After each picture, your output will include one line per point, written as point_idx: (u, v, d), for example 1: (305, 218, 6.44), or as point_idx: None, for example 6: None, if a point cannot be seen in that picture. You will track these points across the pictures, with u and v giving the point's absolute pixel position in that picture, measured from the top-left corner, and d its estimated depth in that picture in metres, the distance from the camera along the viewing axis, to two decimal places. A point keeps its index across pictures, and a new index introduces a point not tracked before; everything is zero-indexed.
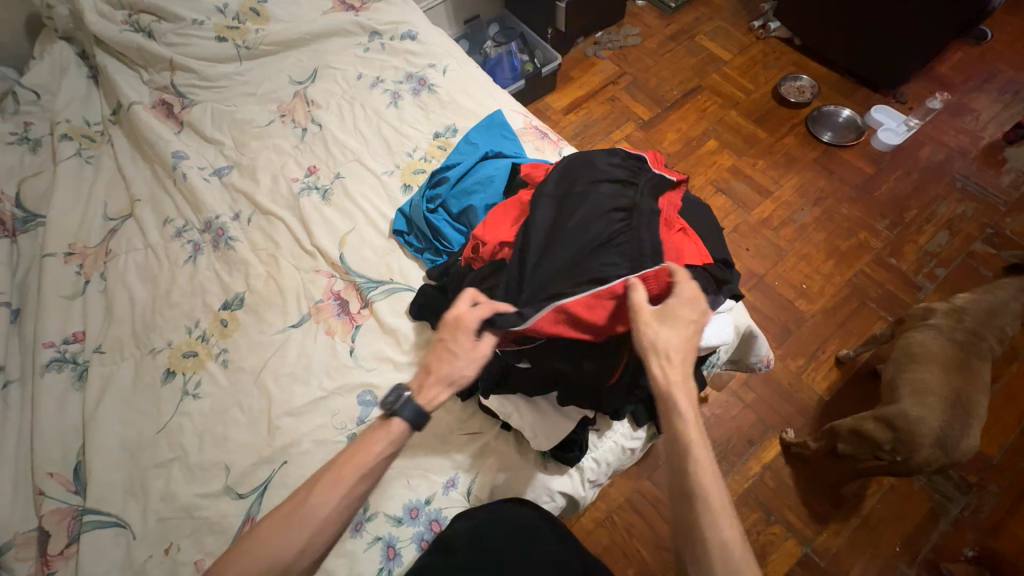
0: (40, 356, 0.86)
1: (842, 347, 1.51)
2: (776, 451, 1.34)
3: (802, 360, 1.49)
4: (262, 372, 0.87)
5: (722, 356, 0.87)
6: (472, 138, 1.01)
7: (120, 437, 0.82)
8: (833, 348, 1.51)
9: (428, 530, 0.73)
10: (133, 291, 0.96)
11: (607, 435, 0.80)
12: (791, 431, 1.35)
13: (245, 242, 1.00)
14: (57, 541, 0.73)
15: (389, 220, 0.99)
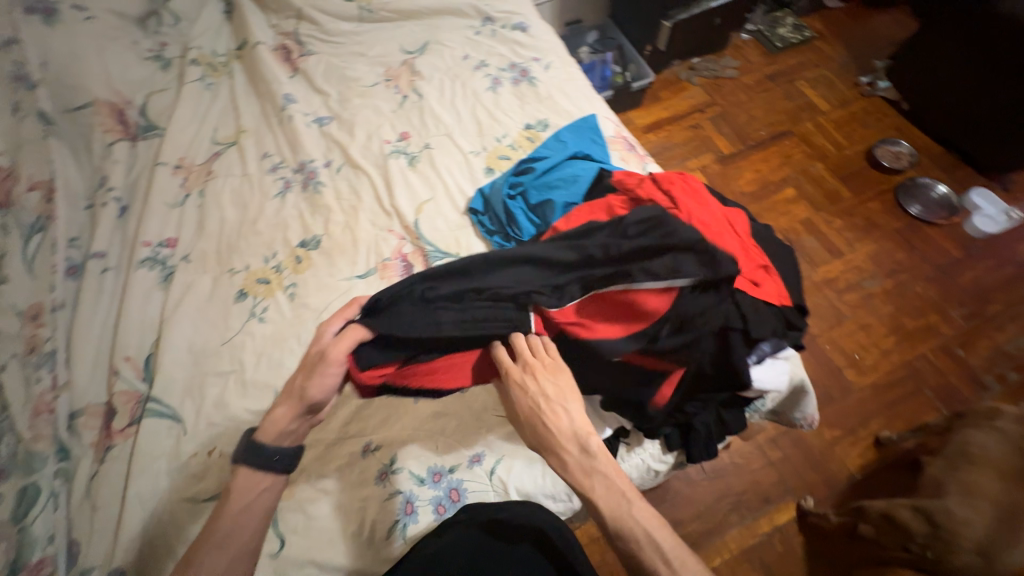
0: (139, 252, 0.96)
1: (885, 428, 1.44)
2: (791, 516, 1.29)
3: (838, 432, 1.43)
4: (323, 312, 0.91)
5: (768, 404, 0.85)
6: (563, 136, 1.02)
7: (189, 340, 0.88)
8: (875, 427, 1.44)
9: (447, 496, 0.76)
10: (225, 212, 1.04)
11: (636, 451, 0.78)
12: (811, 499, 1.30)
13: (331, 189, 1.06)
14: (121, 418, 0.81)
15: (467, 198, 1.02)
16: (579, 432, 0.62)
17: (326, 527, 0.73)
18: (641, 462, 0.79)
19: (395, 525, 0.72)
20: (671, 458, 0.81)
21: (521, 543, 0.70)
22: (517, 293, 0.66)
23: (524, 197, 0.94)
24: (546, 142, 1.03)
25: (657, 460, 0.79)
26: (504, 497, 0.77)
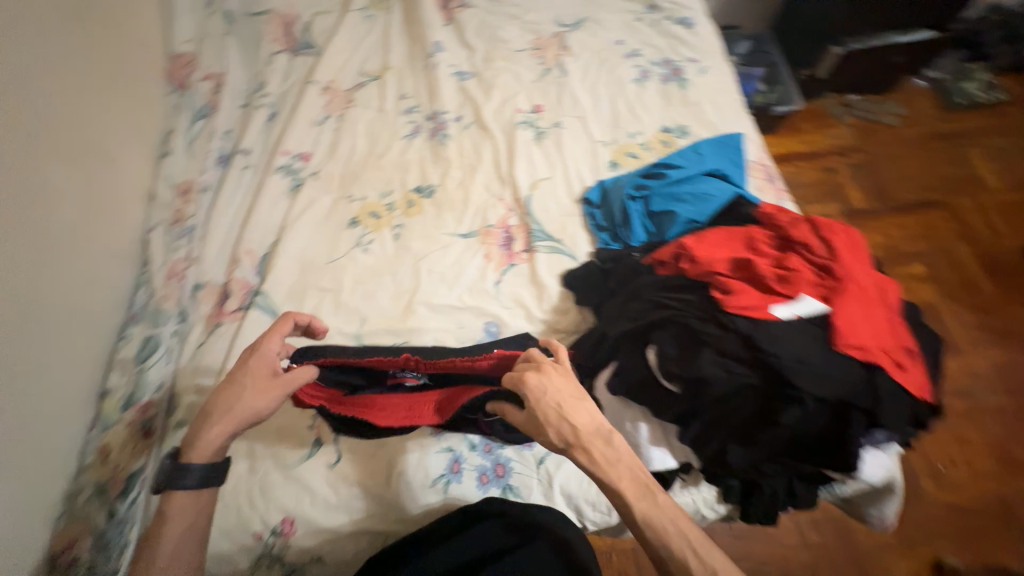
0: (278, 160, 1.04)
1: (952, 555, 1.28)
2: None
3: (895, 540, 1.29)
4: (421, 260, 0.94)
5: (846, 492, 0.77)
6: (703, 149, 0.96)
7: (301, 250, 0.95)
8: (940, 550, 1.28)
9: (491, 469, 0.77)
10: (356, 142, 1.09)
11: (690, 490, 0.74)
12: None
13: (456, 144, 1.07)
14: (233, 301, 0.90)
15: (584, 187, 0.99)
16: (601, 427, 0.59)
17: (376, 457, 0.77)
18: (693, 503, 0.75)
19: (437, 480, 0.75)
20: (723, 509, 0.77)
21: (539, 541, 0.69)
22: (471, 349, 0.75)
23: (646, 202, 0.90)
24: (683, 150, 0.97)
25: (710, 506, 0.76)
26: (546, 490, 0.76)
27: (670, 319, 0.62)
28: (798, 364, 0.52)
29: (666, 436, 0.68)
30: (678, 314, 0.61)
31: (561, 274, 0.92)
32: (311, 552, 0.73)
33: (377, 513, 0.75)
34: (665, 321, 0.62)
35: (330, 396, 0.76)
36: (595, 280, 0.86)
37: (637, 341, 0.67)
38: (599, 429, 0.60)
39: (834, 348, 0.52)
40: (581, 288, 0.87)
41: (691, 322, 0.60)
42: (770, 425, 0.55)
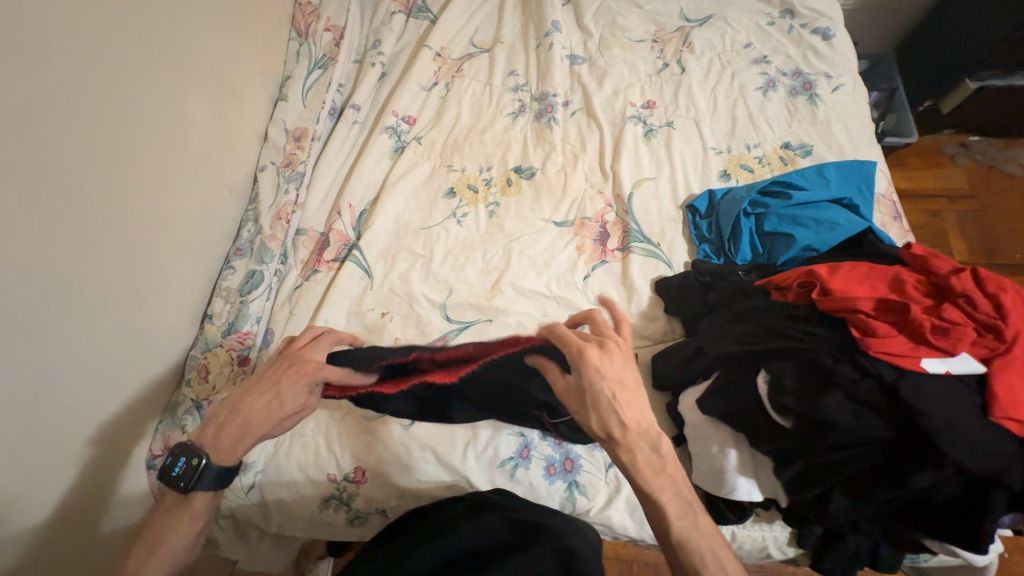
0: (386, 119, 1.04)
1: None
2: None
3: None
4: (513, 242, 0.93)
5: (929, 562, 0.72)
6: (828, 172, 0.89)
7: (397, 212, 0.97)
8: None
9: (560, 461, 0.77)
10: (460, 112, 1.08)
11: (761, 526, 0.71)
12: None
13: (561, 129, 1.04)
14: (331, 252, 0.92)
15: (690, 194, 0.95)
16: (650, 429, 0.56)
17: (449, 427, 0.78)
18: (763, 540, 0.72)
19: (506, 462, 0.76)
20: (792, 553, 0.74)
21: (534, 543, 0.64)
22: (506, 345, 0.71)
23: (760, 220, 0.85)
24: (804, 170, 0.91)
25: (779, 547, 0.72)
26: (611, 493, 0.76)
27: (793, 350, 0.59)
28: (947, 427, 0.50)
29: (755, 467, 0.65)
30: (809, 346, 0.58)
31: (654, 280, 0.89)
32: (376, 504, 0.76)
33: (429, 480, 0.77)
34: (786, 351, 0.60)
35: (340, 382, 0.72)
36: (692, 293, 0.83)
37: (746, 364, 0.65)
38: (645, 432, 0.56)
39: (989, 418, 0.50)
40: (675, 298, 0.84)
41: (821, 358, 0.57)
42: (897, 485, 0.52)
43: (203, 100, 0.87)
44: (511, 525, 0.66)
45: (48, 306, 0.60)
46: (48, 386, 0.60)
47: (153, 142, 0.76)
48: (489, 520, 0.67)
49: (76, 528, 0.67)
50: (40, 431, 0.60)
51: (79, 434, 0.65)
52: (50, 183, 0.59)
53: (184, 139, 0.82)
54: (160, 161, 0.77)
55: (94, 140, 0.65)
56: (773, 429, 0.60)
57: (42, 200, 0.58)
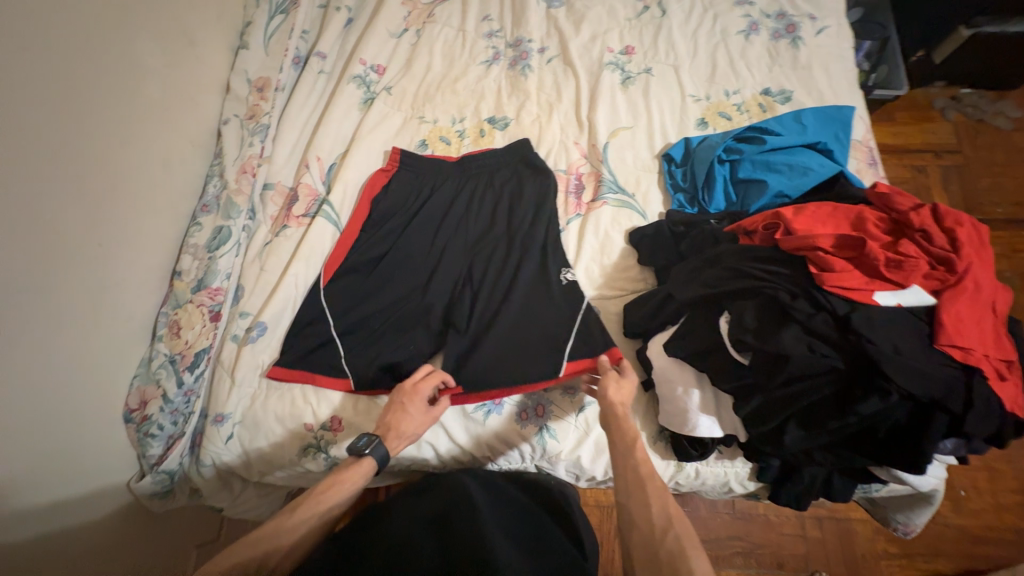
0: (353, 68, 0.99)
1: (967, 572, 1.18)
2: None
3: (892, 549, 1.20)
4: (486, 190, 0.91)
5: (879, 491, 0.77)
6: (806, 119, 0.87)
7: (367, 165, 0.94)
8: (957, 571, 1.18)
9: (531, 408, 0.78)
10: (432, 60, 1.04)
11: (724, 462, 0.75)
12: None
13: (536, 77, 1.00)
14: (300, 207, 0.90)
15: (667, 142, 0.93)
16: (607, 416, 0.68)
17: None
18: (723, 475, 0.76)
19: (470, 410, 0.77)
20: (751, 487, 0.78)
21: (498, 513, 0.67)
22: (485, 170, 0.92)
23: (734, 167, 0.84)
24: (782, 117, 0.89)
25: (739, 481, 0.77)
26: (583, 436, 0.76)
27: (756, 289, 0.60)
28: (894, 354, 0.51)
29: (716, 405, 0.68)
30: (772, 288, 0.59)
31: (627, 229, 0.89)
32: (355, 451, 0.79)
33: (412, 456, 0.80)
34: (749, 291, 0.61)
35: (389, 166, 0.92)
36: (665, 243, 0.83)
37: (712, 308, 0.66)
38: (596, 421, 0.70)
39: (932, 345, 0.52)
40: (647, 248, 0.84)
41: (780, 295, 0.58)
42: (845, 414, 0.55)
43: (156, 48, 0.83)
44: (489, 499, 0.69)
45: (21, 254, 0.59)
46: (35, 336, 0.61)
47: (101, 88, 0.71)
48: (454, 488, 0.68)
49: (72, 473, 0.67)
50: (24, 377, 0.60)
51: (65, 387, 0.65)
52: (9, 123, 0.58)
53: (134, 87, 0.78)
54: (110, 109, 0.73)
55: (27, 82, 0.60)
56: (738, 367, 0.61)
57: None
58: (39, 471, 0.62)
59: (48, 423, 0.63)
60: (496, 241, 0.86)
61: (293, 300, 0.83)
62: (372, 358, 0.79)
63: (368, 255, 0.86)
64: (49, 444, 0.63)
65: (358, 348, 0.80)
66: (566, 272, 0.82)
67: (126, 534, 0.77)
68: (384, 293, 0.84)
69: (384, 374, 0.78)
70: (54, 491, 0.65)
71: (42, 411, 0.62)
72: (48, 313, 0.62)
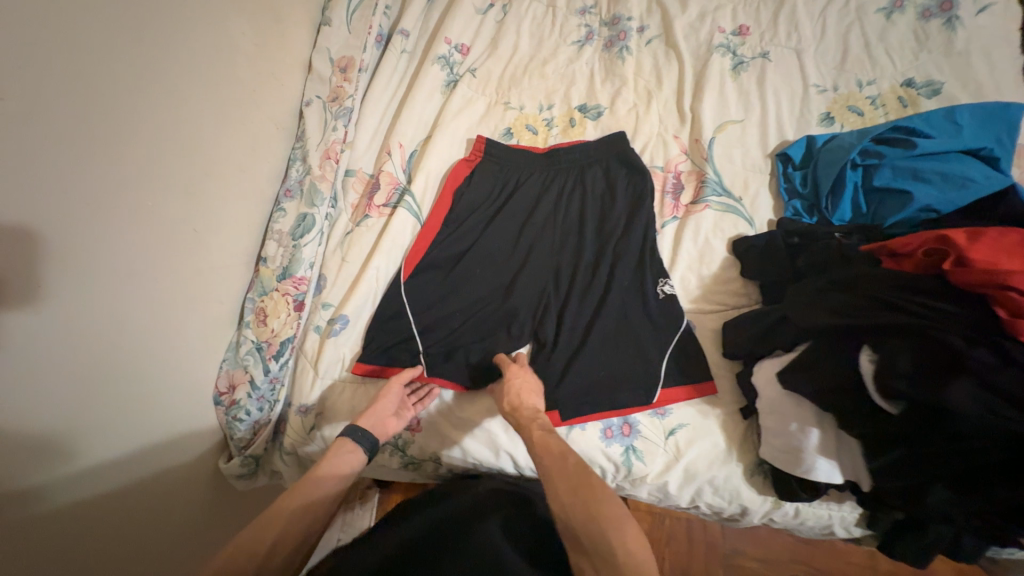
0: (438, 47, 0.93)
1: None
2: None
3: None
4: (575, 187, 0.85)
5: (1011, 552, 0.68)
6: (961, 117, 0.74)
7: (449, 154, 0.89)
8: None
9: (618, 426, 0.74)
10: (520, 40, 0.96)
11: (830, 505, 0.68)
12: None
13: (634, 61, 0.91)
14: (382, 196, 0.87)
15: (783, 140, 0.83)
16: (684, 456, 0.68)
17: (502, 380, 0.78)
18: (827, 517, 0.69)
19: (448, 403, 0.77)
20: (856, 532, 0.71)
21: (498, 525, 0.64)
22: (574, 164, 0.85)
23: (869, 173, 0.74)
24: (929, 114, 0.76)
25: (844, 526, 0.70)
26: (672, 463, 0.71)
27: (915, 329, 0.52)
28: None
29: (839, 449, 0.60)
30: (940, 328, 0.50)
31: (730, 237, 0.80)
32: (430, 453, 0.77)
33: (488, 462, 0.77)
34: (905, 329, 0.52)
35: (474, 155, 0.87)
36: (778, 257, 0.74)
37: (847, 341, 0.58)
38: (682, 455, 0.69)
39: None
40: (755, 261, 0.76)
41: (954, 339, 0.49)
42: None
43: (247, 26, 0.80)
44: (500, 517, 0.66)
45: (126, 240, 0.59)
46: (138, 322, 0.61)
47: (196, 69, 0.70)
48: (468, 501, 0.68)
49: (168, 451, 0.69)
50: (128, 362, 0.61)
51: (163, 371, 0.67)
52: (116, 107, 0.57)
53: (226, 68, 0.76)
54: (206, 92, 0.71)
55: (131, 64, 0.59)
56: (877, 416, 0.54)
57: (86, 130, 0.53)
58: (139, 451, 0.64)
59: (148, 406, 0.64)
60: (586, 246, 0.81)
61: (374, 293, 0.82)
62: (453, 359, 0.76)
63: (450, 251, 0.83)
64: (148, 425, 0.65)
65: (438, 348, 0.77)
66: (662, 285, 0.77)
67: (213, 506, 0.80)
68: (465, 293, 0.80)
69: (465, 377, 0.76)
70: (154, 470, 0.67)
71: (143, 395, 0.64)
72: (149, 299, 0.63)
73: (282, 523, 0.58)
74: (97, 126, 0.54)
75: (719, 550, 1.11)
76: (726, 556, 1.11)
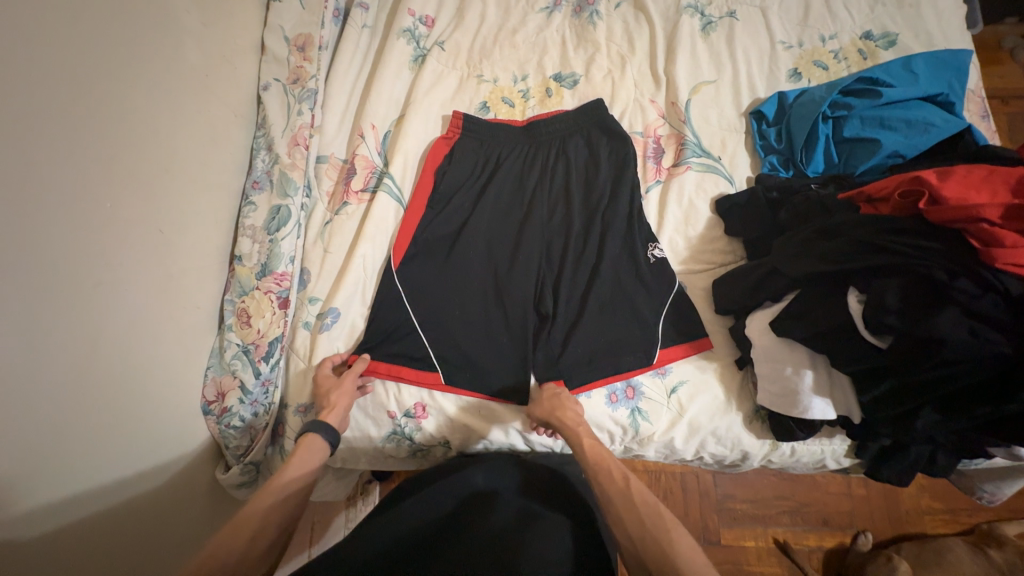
0: (402, 20, 0.89)
1: None
2: (834, 543, 1.14)
3: (936, 503, 1.16)
4: (558, 157, 0.84)
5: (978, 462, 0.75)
6: (917, 65, 0.78)
7: (425, 132, 0.86)
8: None
9: (622, 390, 0.75)
10: (486, 9, 0.93)
11: (821, 440, 0.73)
12: (868, 534, 1.12)
13: (605, 26, 0.90)
14: (359, 181, 0.83)
15: (755, 98, 0.85)
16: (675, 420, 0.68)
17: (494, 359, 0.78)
18: (819, 452, 0.74)
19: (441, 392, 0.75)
20: (845, 462, 0.77)
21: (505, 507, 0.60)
22: (556, 135, 0.84)
23: (838, 125, 0.77)
24: (888, 63, 0.79)
25: (835, 458, 0.75)
26: (676, 419, 0.74)
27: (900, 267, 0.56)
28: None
29: (830, 387, 0.64)
30: (920, 263, 0.55)
31: (712, 197, 0.82)
32: (438, 438, 0.76)
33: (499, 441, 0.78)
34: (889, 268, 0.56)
35: (452, 132, 0.84)
36: (759, 213, 0.76)
37: (834, 284, 0.61)
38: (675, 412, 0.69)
39: None
40: (739, 218, 0.78)
41: (936, 273, 0.53)
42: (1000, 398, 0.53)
43: (191, 3, 0.73)
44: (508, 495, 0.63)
45: (85, 245, 0.54)
46: (110, 333, 0.57)
47: (140, 54, 0.63)
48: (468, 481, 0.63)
49: (161, 467, 0.66)
50: (106, 377, 0.56)
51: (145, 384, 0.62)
52: (52, 97, 0.51)
53: (174, 50, 0.69)
54: (154, 78, 0.65)
55: (61, 48, 0.52)
56: (864, 351, 0.58)
57: (22, 125, 0.48)
58: (128, 469, 0.60)
59: (133, 421, 0.60)
60: (574, 217, 0.80)
61: (362, 283, 0.79)
62: (453, 342, 0.75)
63: (439, 234, 0.81)
64: (137, 441, 0.61)
65: (436, 333, 0.76)
66: (652, 249, 0.78)
67: (214, 519, 0.77)
68: (457, 276, 0.79)
69: (465, 360, 0.75)
70: (148, 487, 0.63)
71: (127, 410, 0.59)
72: (120, 307, 0.58)
73: (251, 525, 0.52)
74: (29, 121, 0.49)
75: (715, 497, 1.17)
76: (721, 501, 1.17)
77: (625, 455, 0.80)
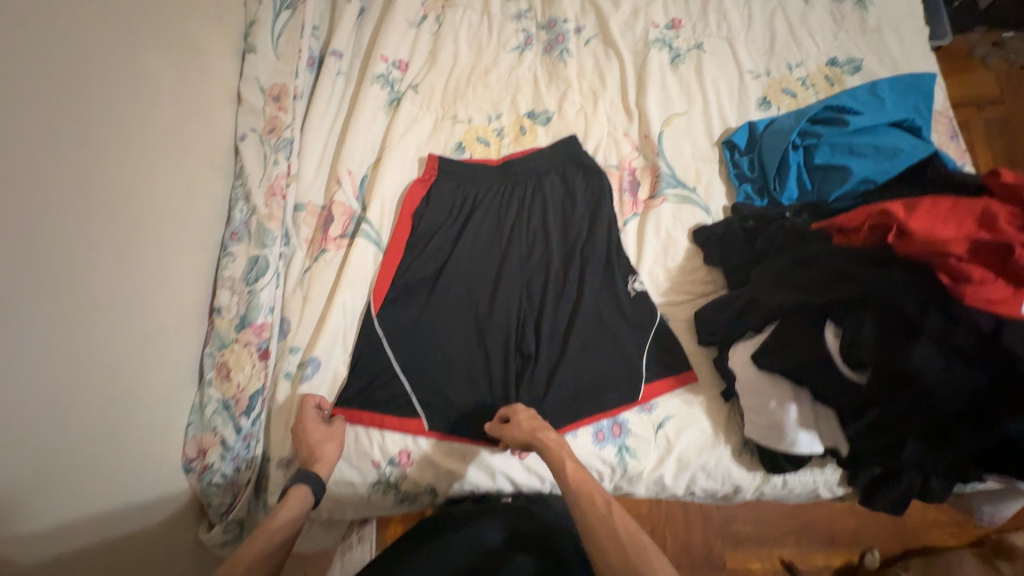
0: (375, 66, 0.91)
1: None
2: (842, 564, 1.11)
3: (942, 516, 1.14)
4: (534, 194, 0.84)
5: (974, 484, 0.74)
6: (883, 91, 0.79)
7: (402, 175, 0.87)
8: None
9: (609, 428, 0.74)
10: (459, 50, 0.94)
11: (814, 470, 0.72)
12: (875, 553, 1.09)
13: (575, 62, 0.92)
14: (338, 227, 0.83)
15: (727, 127, 0.86)
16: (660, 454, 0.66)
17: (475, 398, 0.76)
18: (812, 483, 0.73)
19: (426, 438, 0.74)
20: (840, 491, 0.75)
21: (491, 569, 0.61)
22: (531, 174, 0.84)
23: (809, 152, 0.77)
24: (854, 90, 0.80)
25: (828, 487, 0.74)
26: (664, 456, 0.73)
27: (875, 300, 0.55)
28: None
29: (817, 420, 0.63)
30: (895, 295, 0.54)
31: (690, 227, 0.82)
32: (425, 485, 0.75)
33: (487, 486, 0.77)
34: (865, 301, 0.56)
35: (428, 175, 0.84)
36: (736, 242, 0.76)
37: (813, 317, 0.61)
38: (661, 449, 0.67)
39: None
40: (717, 248, 0.78)
41: (910, 307, 0.53)
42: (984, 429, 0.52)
43: (165, 63, 0.74)
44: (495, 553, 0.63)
45: (58, 315, 0.54)
46: (86, 401, 0.56)
47: (114, 117, 0.64)
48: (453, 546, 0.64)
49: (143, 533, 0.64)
50: (81, 448, 0.55)
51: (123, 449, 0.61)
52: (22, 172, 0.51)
53: (148, 111, 0.70)
54: (127, 139, 0.65)
55: (31, 123, 0.53)
56: (846, 385, 0.58)
57: None
58: (107, 539, 0.59)
59: (110, 490, 0.59)
60: (553, 253, 0.80)
61: (342, 329, 0.78)
62: (436, 387, 0.75)
63: (419, 277, 0.80)
64: (115, 510, 0.60)
65: (418, 378, 0.75)
66: (633, 282, 0.78)
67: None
68: (437, 319, 0.78)
69: (449, 404, 0.74)
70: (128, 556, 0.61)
71: (104, 479, 0.58)
72: (96, 374, 0.58)
73: None
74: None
75: (716, 522, 1.15)
76: (723, 525, 1.14)
77: (616, 493, 0.79)
